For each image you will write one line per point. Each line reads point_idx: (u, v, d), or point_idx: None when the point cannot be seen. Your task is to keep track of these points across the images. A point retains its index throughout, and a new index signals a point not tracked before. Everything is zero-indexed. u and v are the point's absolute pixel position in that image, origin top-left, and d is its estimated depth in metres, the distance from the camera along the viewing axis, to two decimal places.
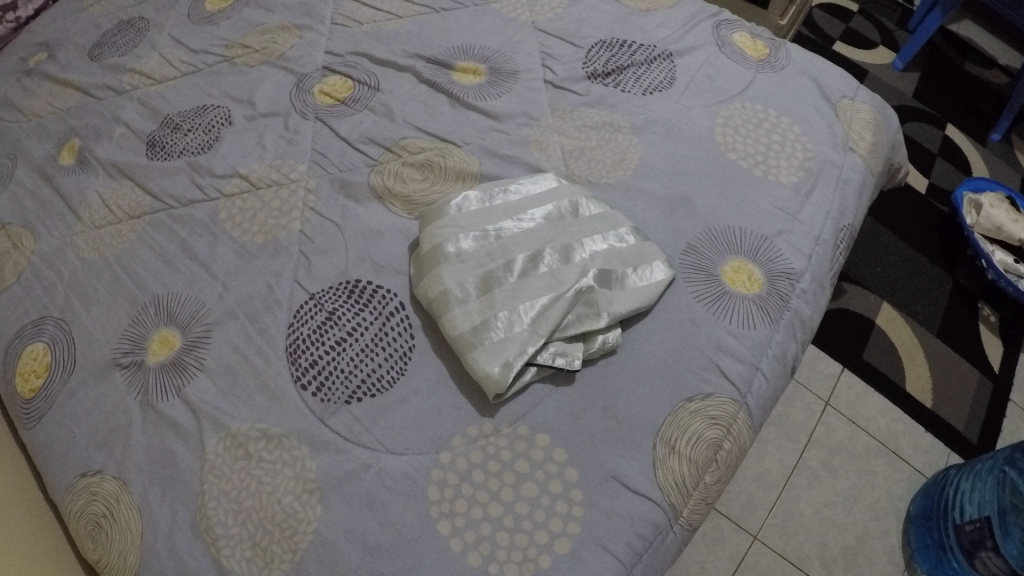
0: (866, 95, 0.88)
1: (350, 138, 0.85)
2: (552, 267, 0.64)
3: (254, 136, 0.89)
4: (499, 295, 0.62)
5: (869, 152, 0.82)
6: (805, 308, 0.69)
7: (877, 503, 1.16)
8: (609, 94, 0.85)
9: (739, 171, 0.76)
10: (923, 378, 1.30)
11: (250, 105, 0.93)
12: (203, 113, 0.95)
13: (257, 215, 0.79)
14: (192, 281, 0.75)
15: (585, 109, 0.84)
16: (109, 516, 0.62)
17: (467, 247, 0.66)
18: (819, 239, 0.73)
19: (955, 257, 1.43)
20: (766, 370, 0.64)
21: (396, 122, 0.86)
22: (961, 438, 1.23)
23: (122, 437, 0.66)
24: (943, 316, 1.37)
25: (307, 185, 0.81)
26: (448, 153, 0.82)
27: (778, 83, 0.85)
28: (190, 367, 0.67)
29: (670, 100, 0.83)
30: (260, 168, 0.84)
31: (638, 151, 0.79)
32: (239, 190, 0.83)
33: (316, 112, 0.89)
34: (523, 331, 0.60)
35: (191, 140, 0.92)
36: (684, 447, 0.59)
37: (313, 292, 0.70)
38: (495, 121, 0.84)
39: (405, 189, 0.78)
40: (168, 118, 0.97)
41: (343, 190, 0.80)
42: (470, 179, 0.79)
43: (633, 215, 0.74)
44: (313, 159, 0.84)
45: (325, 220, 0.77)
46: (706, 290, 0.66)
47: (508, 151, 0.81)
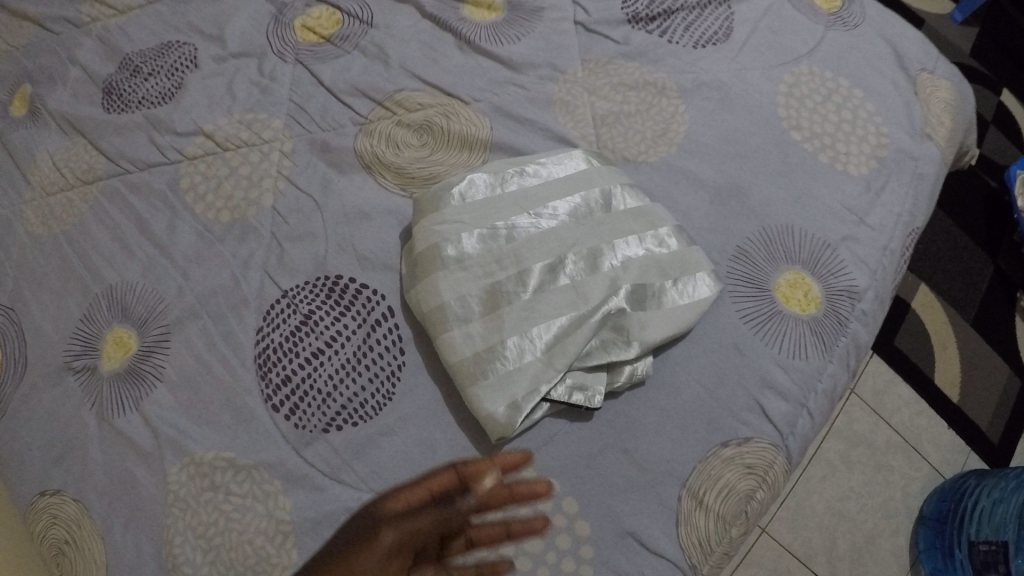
0: (946, 68, 0.72)
1: (335, 86, 0.70)
2: (575, 278, 0.53)
3: (223, 83, 0.74)
4: (508, 315, 0.51)
5: (947, 139, 0.68)
6: (864, 333, 0.58)
7: (888, 501, 1.06)
8: (653, 45, 0.69)
9: (801, 158, 0.63)
10: (952, 369, 1.14)
11: (219, 43, 0.77)
12: (166, 54, 0.80)
13: (223, 186, 0.66)
14: (148, 268, 0.64)
15: (623, 62, 0.69)
16: (72, 543, 0.56)
17: (472, 249, 0.54)
18: (887, 250, 0.61)
19: (999, 239, 1.21)
20: (812, 409, 0.55)
21: (391, 67, 0.71)
22: (978, 438, 1.10)
23: (82, 453, 0.59)
24: (980, 302, 1.18)
25: (282, 147, 0.68)
26: (453, 112, 0.67)
27: (852, 44, 0.69)
28: (149, 377, 0.58)
29: (726, 57, 0.68)
30: (228, 125, 0.70)
31: (684, 121, 0.65)
32: (203, 152, 0.69)
33: (297, 52, 0.74)
34: (536, 362, 0.50)
35: (151, 88, 0.77)
36: (712, 502, 0.51)
37: (286, 289, 0.59)
38: (512, 71, 0.69)
39: (397, 157, 0.65)
40: (127, 58, 0.81)
41: (323, 153, 0.67)
42: (478, 147, 0.65)
43: (666, 206, 0.62)
44: (290, 112, 0.70)
45: (302, 194, 0.64)
46: (756, 309, 0.56)
47: (525, 113, 0.67)
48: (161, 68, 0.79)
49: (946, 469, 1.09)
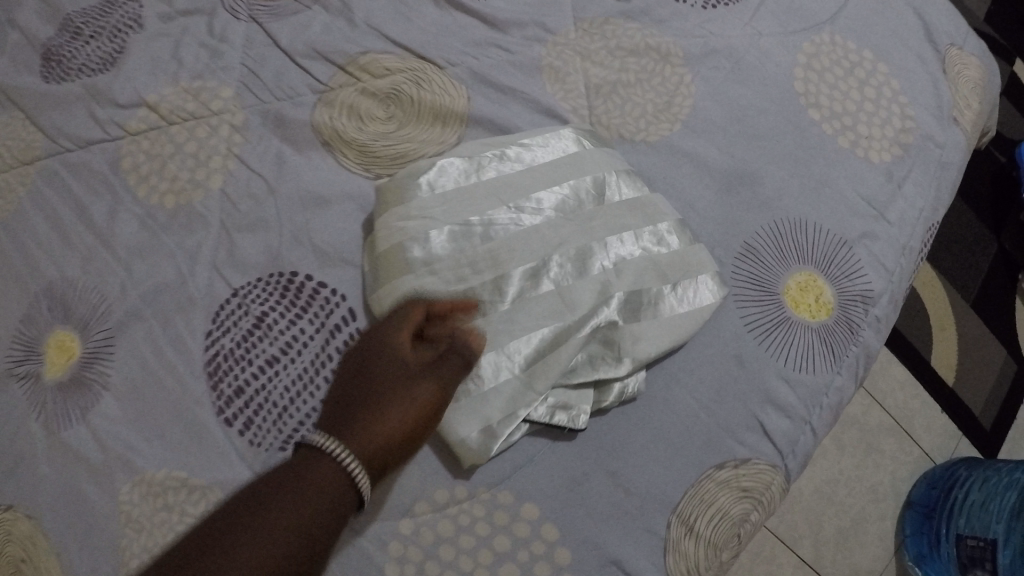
0: (976, 44, 0.64)
1: (292, 49, 0.62)
2: (560, 284, 0.47)
3: (169, 46, 0.65)
4: (482, 327, 0.46)
5: (974, 124, 0.61)
6: (877, 340, 0.53)
7: (879, 485, 0.99)
8: (656, 3, 0.61)
9: (818, 140, 0.56)
10: (950, 353, 1.07)
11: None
12: (109, 11, 0.69)
13: (168, 166, 0.59)
14: (89, 261, 0.57)
15: (622, 22, 0.60)
16: (26, 561, 0.53)
17: (443, 250, 0.48)
18: (907, 249, 0.55)
19: (1006, 216, 1.12)
20: (816, 425, 0.51)
21: (356, 26, 0.62)
22: (973, 424, 1.04)
23: (28, 466, 0.54)
24: (983, 283, 1.10)
25: (232, 120, 0.60)
26: (425, 79, 0.59)
27: (880, 8, 0.61)
28: (93, 385, 0.53)
29: (739, 19, 0.60)
30: (173, 94, 0.62)
31: (690, 92, 0.58)
32: (146, 127, 0.62)
33: (252, 8, 0.65)
34: (514, 381, 0.45)
35: (93, 51, 0.68)
36: (703, 529, 0.47)
37: (235, 288, 0.53)
38: (493, 31, 0.61)
39: (360, 134, 0.57)
40: (69, 19, 0.71)
41: (278, 129, 0.59)
42: (453, 121, 0.57)
43: (666, 193, 0.54)
44: (242, 79, 0.62)
45: (254, 175, 0.57)
46: (762, 316, 0.50)
47: (508, 81, 0.59)
48: (105, 30, 0.69)
49: (938, 454, 1.02)
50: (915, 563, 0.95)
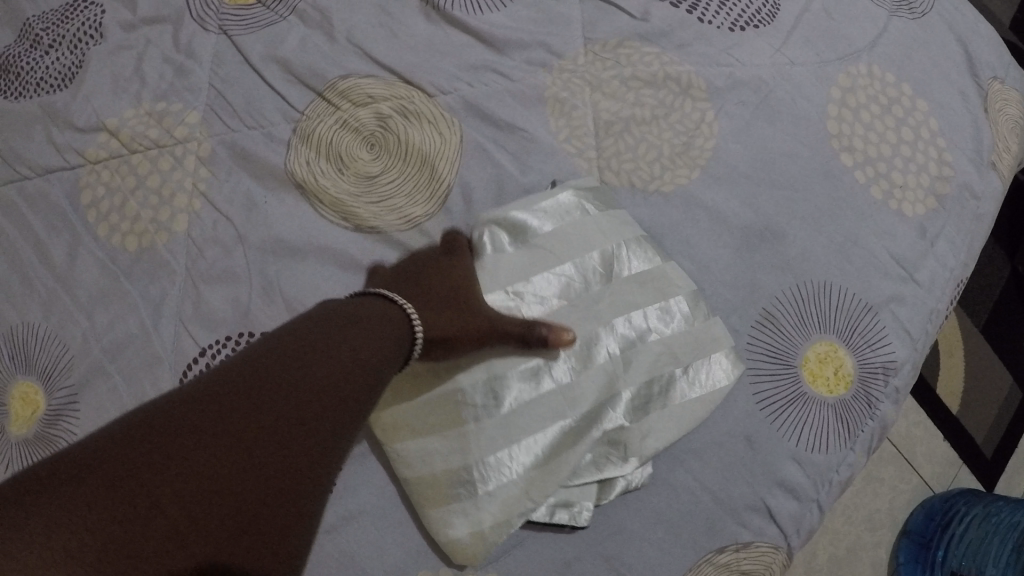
0: (1020, 76, 0.58)
1: (268, 70, 0.56)
2: (562, 382, 0.46)
3: (132, 60, 0.59)
4: (477, 429, 0.45)
5: (1012, 169, 0.56)
6: (895, 413, 0.50)
7: (874, 513, 1.00)
8: (678, 23, 0.54)
9: (840, 190, 0.51)
10: (954, 381, 1.07)
11: (128, 3, 0.61)
12: (67, 16, 0.63)
13: (128, 204, 0.55)
14: (51, 307, 0.54)
15: (637, 44, 0.54)
16: None
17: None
18: (935, 314, 0.51)
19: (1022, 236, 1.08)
20: (825, 503, 0.48)
21: (336, 43, 0.56)
22: (974, 451, 1.03)
23: None
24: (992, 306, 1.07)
25: (198, 150, 0.55)
26: (411, 111, 0.54)
27: (920, 36, 0.55)
28: (58, 444, 0.50)
29: (765, 45, 0.54)
30: (136, 118, 0.57)
31: (708, 131, 0.52)
32: (107, 154, 0.57)
33: (222, 18, 0.58)
34: (509, 484, 0.44)
35: (51, 63, 0.62)
36: None
37: (205, 347, 0.50)
38: (489, 50, 0.55)
39: (339, 184, 0.52)
40: (27, 24, 0.64)
41: (250, 164, 0.54)
42: (443, 161, 0.53)
43: (674, 249, 0.51)
44: (210, 102, 0.56)
45: (224, 217, 0.53)
46: (776, 390, 0.47)
47: (504, 113, 0.54)
48: (64, 38, 0.63)
49: (936, 483, 1.02)
50: None
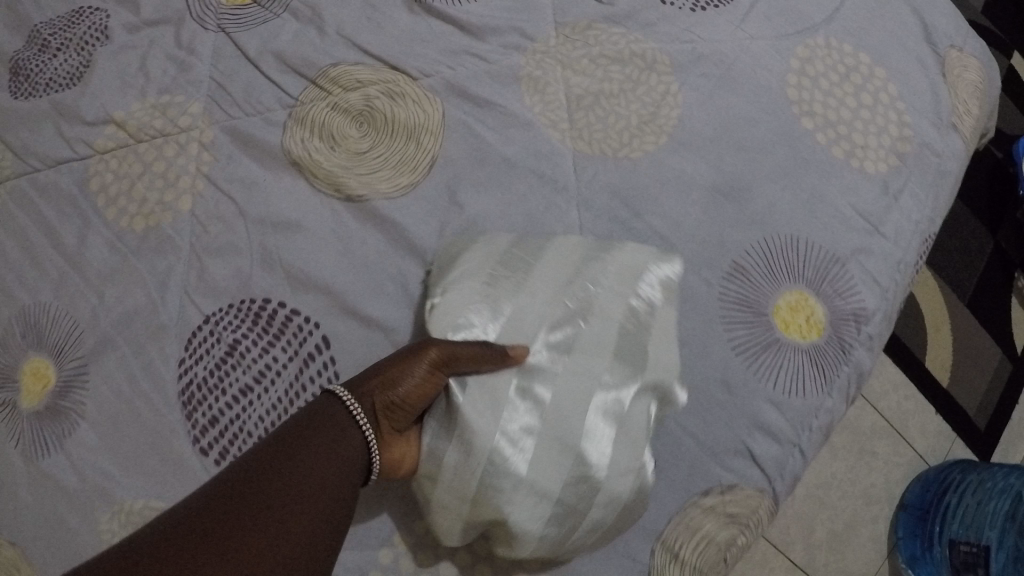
0: (976, 44, 0.61)
1: (263, 62, 0.59)
2: (560, 407, 0.44)
3: (137, 59, 0.63)
4: (534, 481, 0.43)
5: (972, 131, 0.59)
6: (868, 360, 0.52)
7: (871, 488, 1.01)
8: (642, 6, 0.58)
9: (804, 151, 0.54)
10: (944, 348, 1.07)
11: (131, 8, 0.65)
12: (74, 22, 0.67)
13: (135, 188, 0.58)
14: (61, 288, 0.56)
15: (605, 26, 0.58)
16: None
17: (434, 452, 0.44)
18: (903, 264, 0.53)
19: (1001, 213, 1.11)
20: (806, 447, 0.50)
21: (326, 35, 0.59)
22: (968, 424, 1.05)
23: (8, 494, 0.54)
24: (977, 281, 1.09)
25: (200, 137, 0.58)
26: (399, 92, 0.57)
27: (875, 9, 0.58)
28: (70, 414, 0.53)
29: (727, 22, 0.57)
30: (141, 111, 0.60)
31: (675, 102, 0.55)
32: (115, 145, 0.60)
33: (220, 17, 0.62)
34: (608, 498, 0.43)
35: (60, 65, 0.65)
36: (689, 555, 0.46)
37: (208, 315, 0.52)
38: (469, 37, 0.58)
39: (332, 156, 0.55)
40: (36, 30, 0.68)
41: (247, 148, 0.57)
42: (429, 138, 0.55)
43: (647, 211, 0.53)
44: (210, 94, 0.60)
45: (225, 196, 0.56)
46: (751, 337, 0.49)
47: (484, 92, 0.57)
48: (71, 42, 0.66)
49: (931, 457, 1.04)
50: (908, 564, 0.96)
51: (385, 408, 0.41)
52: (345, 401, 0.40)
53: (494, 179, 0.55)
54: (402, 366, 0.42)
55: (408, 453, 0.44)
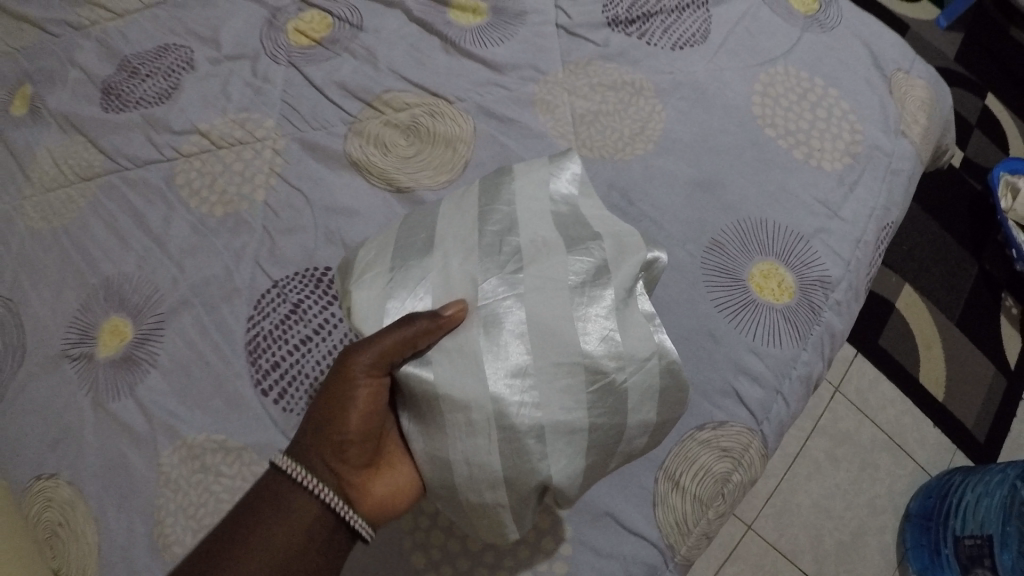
0: (923, 68, 0.72)
1: (325, 87, 0.71)
2: (543, 353, 0.47)
3: (218, 84, 0.73)
4: (558, 425, 0.46)
5: (922, 138, 0.69)
6: (837, 322, 0.60)
7: (877, 498, 1.02)
8: (632, 46, 0.70)
9: (772, 153, 0.65)
10: (936, 366, 1.11)
11: (214, 46, 0.75)
12: (162, 55, 0.77)
13: (217, 180, 0.68)
14: (144, 260, 0.65)
15: (602, 62, 0.70)
16: (65, 525, 0.59)
17: (443, 459, 0.47)
18: (861, 242, 0.62)
19: (982, 239, 1.18)
20: (787, 394, 0.57)
21: (379, 69, 0.71)
22: (969, 437, 1.07)
23: (75, 439, 0.60)
24: (965, 302, 1.15)
25: (274, 145, 0.69)
26: (437, 112, 0.68)
27: (830, 45, 0.70)
28: (143, 364, 0.60)
29: (703, 59, 0.69)
30: (222, 123, 0.71)
31: (662, 119, 0.67)
32: (198, 150, 0.70)
33: (289, 55, 0.73)
34: (640, 394, 0.49)
35: (148, 88, 0.75)
36: (689, 485, 0.52)
37: (276, 279, 0.61)
38: (496, 72, 0.70)
39: (384, 160, 0.66)
40: (125, 61, 0.79)
41: (312, 152, 0.68)
42: (463, 148, 0.67)
43: (642, 202, 0.63)
44: (282, 112, 0.70)
45: (293, 189, 0.66)
46: (730, 298, 0.58)
47: (506, 111, 0.68)
48: (158, 70, 0.76)
49: (933, 467, 1.05)
50: None
51: (336, 450, 0.48)
52: (292, 472, 0.47)
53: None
54: (336, 402, 0.48)
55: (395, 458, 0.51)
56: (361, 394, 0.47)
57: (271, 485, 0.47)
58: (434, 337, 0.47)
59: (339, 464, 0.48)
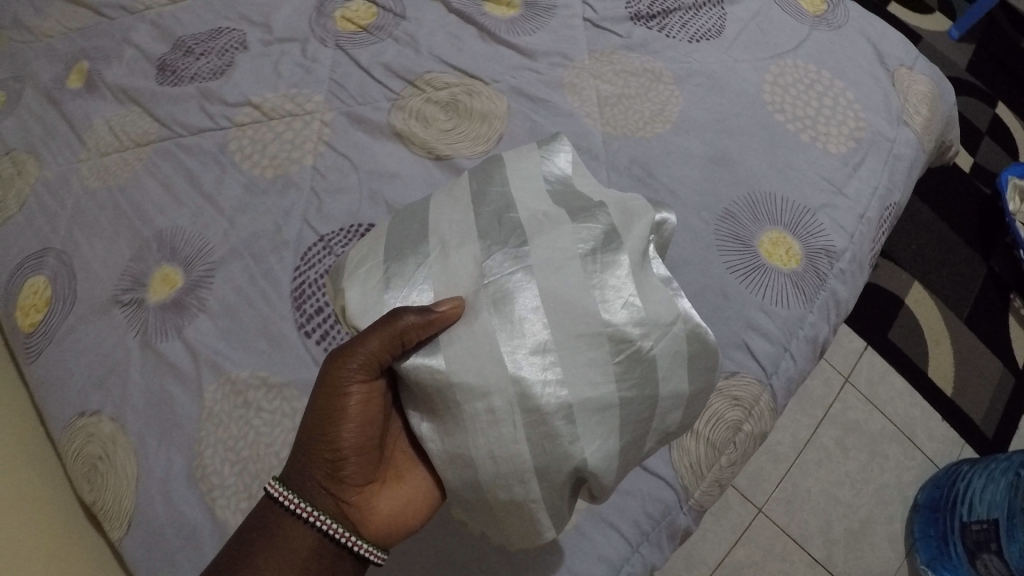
0: (926, 65, 0.77)
1: (370, 68, 0.75)
2: (564, 329, 0.46)
3: (269, 63, 0.78)
4: (587, 403, 0.45)
5: (924, 128, 0.73)
6: (842, 289, 0.64)
7: (885, 487, 1.04)
8: (653, 38, 0.74)
9: (778, 136, 0.69)
10: (946, 363, 1.13)
11: (266, 29, 0.81)
12: (217, 37, 0.83)
13: (268, 147, 0.73)
14: (197, 215, 0.70)
15: (623, 52, 0.73)
16: (105, 458, 0.62)
17: (465, 453, 0.47)
18: (864, 217, 0.67)
19: (991, 241, 1.22)
20: (795, 352, 0.60)
21: (421, 53, 0.76)
22: (977, 432, 1.09)
23: (121, 378, 0.64)
24: (974, 300, 1.18)
25: (322, 118, 0.73)
26: (475, 91, 0.72)
27: (835, 40, 0.74)
28: (192, 309, 0.64)
29: (717, 50, 0.73)
30: (274, 97, 0.76)
31: (678, 103, 0.70)
32: (250, 121, 0.75)
33: (336, 38, 0.79)
34: (671, 361, 0.48)
35: (203, 66, 0.81)
36: (703, 428, 0.56)
37: (322, 234, 0.66)
38: (527, 58, 0.74)
39: (425, 132, 0.71)
40: (181, 41, 0.84)
41: (357, 124, 0.73)
42: (497, 123, 0.70)
43: (659, 178, 0.67)
44: (330, 89, 0.75)
45: (340, 157, 0.71)
46: (741, 261, 0.62)
47: (538, 93, 0.72)
48: (213, 50, 0.82)
49: (940, 459, 1.07)
50: (926, 567, 0.97)
51: (330, 471, 0.49)
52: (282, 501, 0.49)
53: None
54: (327, 421, 0.49)
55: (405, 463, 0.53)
56: (352, 408, 0.49)
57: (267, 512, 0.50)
58: (426, 333, 0.46)
59: (340, 481, 0.50)
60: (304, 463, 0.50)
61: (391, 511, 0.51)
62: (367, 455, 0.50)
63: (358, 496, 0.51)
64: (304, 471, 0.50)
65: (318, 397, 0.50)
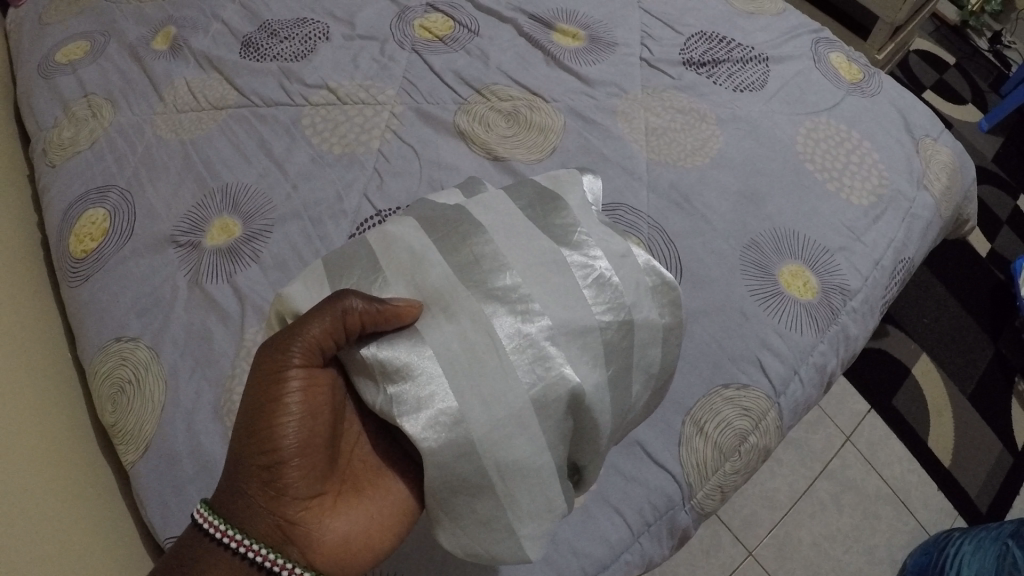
0: (949, 139, 0.84)
1: (443, 72, 0.82)
2: (532, 267, 0.51)
3: (349, 56, 0.85)
4: (565, 328, 0.49)
5: (942, 194, 0.79)
6: (852, 326, 0.69)
7: (875, 546, 1.04)
8: (701, 83, 0.81)
9: (807, 181, 0.74)
10: (946, 433, 1.14)
11: (349, 25, 0.88)
12: (301, 24, 0.89)
13: (339, 127, 0.78)
14: (263, 176, 0.75)
15: (674, 92, 0.80)
16: (134, 383, 0.65)
17: (457, 416, 0.45)
18: (878, 265, 0.72)
19: (1002, 323, 1.24)
20: (803, 376, 0.65)
21: (490, 67, 0.82)
22: (971, 505, 1.08)
23: (165, 311, 0.68)
24: (980, 378, 1.19)
25: (392, 109, 0.79)
26: (536, 106, 0.78)
27: (868, 107, 0.82)
28: (245, 258, 0.69)
29: (758, 101, 0.80)
30: (349, 85, 0.81)
31: (719, 142, 0.76)
32: (324, 102, 0.81)
33: (414, 44, 0.86)
34: (637, 290, 0.53)
35: (285, 48, 0.87)
36: (712, 432, 0.61)
37: (380, 209, 0.71)
38: (585, 85, 0.80)
39: (486, 134, 0.76)
40: (266, 23, 0.91)
41: (424, 120, 0.79)
42: (552, 136, 0.76)
43: (694, 205, 0.71)
44: (402, 86, 0.81)
45: (404, 144, 0.76)
46: (763, 287, 0.66)
47: (594, 116, 0.78)
48: (296, 35, 0.88)
49: (933, 527, 1.06)
50: None
51: (266, 483, 0.46)
52: (211, 531, 0.46)
53: (594, 165, 0.74)
54: (263, 423, 0.46)
55: (362, 465, 0.52)
56: (293, 401, 0.47)
57: (192, 548, 0.47)
58: (372, 320, 0.46)
59: (281, 495, 0.46)
60: (237, 477, 0.47)
61: (347, 527, 0.48)
62: (311, 459, 0.47)
63: (306, 512, 0.47)
64: (243, 479, 0.47)
65: (251, 396, 0.47)
